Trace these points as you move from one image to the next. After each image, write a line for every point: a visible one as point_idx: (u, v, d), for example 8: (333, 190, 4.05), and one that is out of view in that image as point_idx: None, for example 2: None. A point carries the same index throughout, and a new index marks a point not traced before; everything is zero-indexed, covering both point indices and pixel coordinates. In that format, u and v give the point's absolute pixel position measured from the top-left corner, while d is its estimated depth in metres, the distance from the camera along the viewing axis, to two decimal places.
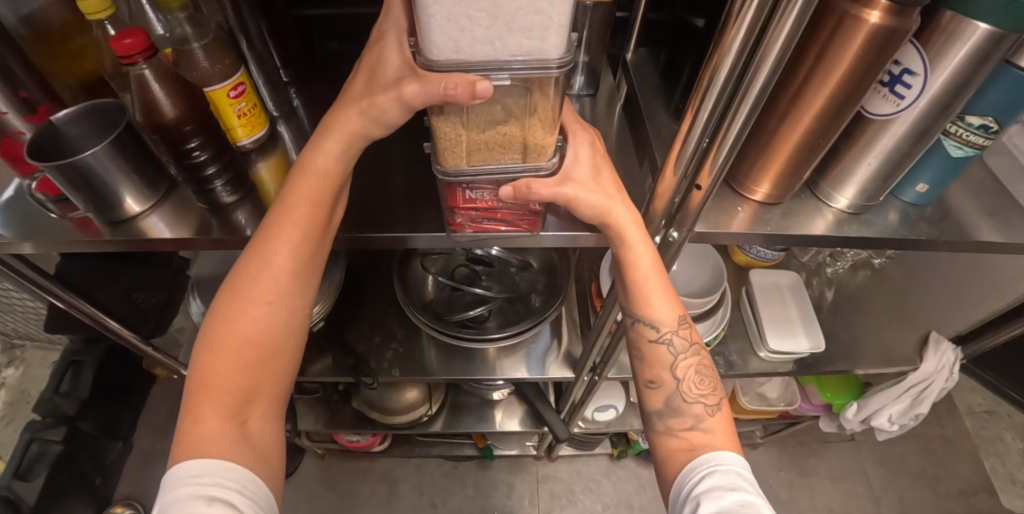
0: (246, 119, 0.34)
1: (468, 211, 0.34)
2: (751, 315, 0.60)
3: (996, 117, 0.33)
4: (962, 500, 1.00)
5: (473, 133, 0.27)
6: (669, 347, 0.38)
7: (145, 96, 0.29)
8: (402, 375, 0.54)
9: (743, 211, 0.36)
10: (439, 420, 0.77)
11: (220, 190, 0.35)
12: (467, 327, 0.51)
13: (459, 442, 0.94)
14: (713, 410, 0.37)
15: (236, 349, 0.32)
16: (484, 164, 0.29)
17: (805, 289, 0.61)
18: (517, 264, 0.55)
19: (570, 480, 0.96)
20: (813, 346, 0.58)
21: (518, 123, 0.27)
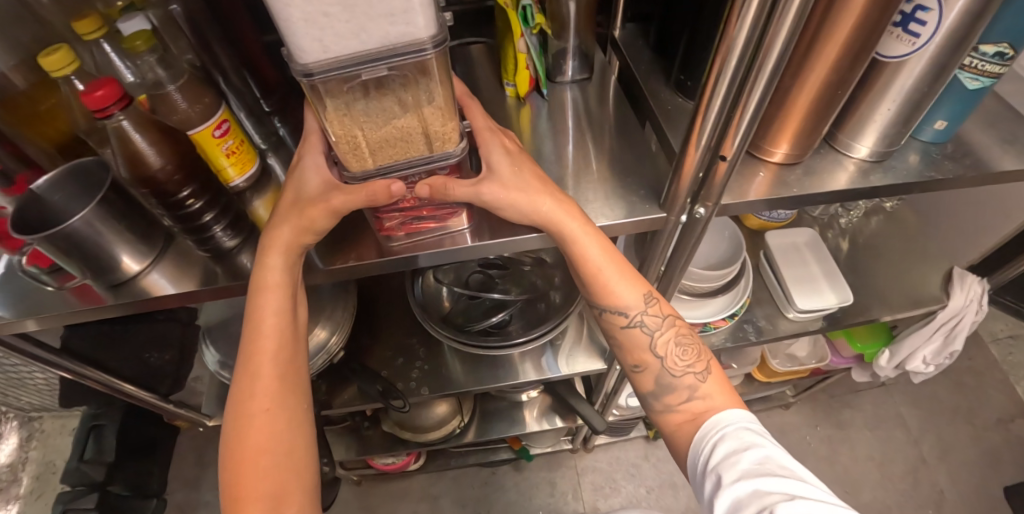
0: (236, 156, 0.32)
1: (393, 216, 0.33)
2: (773, 275, 0.58)
3: (1013, 42, 0.31)
4: (1001, 428, 0.99)
5: (369, 131, 0.27)
6: (643, 328, 0.37)
7: (127, 148, 0.28)
8: (431, 393, 0.52)
9: (764, 175, 0.35)
10: (471, 430, 0.76)
11: (220, 236, 0.34)
12: (490, 335, 0.49)
13: (493, 448, 0.93)
14: (703, 375, 0.37)
15: (252, 462, 0.32)
16: (392, 161, 0.29)
17: (824, 245, 0.60)
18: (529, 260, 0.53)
19: (609, 468, 0.95)
20: (841, 300, 0.56)
21: (415, 114, 0.26)
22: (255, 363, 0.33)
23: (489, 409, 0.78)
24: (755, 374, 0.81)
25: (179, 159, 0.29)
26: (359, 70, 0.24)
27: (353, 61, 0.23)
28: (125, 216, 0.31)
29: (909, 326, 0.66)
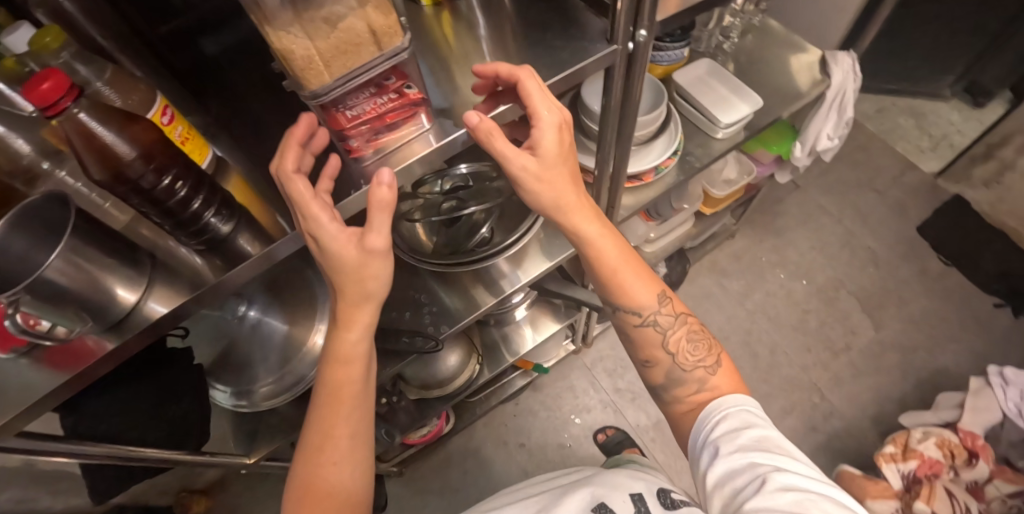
0: (191, 142, 0.31)
1: (358, 131, 0.33)
2: (694, 109, 0.64)
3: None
4: (897, 183, 1.17)
5: (320, 40, 0.26)
6: (654, 326, 0.43)
7: (94, 146, 0.25)
8: (450, 327, 0.54)
9: None
10: (486, 368, 0.79)
11: (216, 225, 0.32)
12: (479, 247, 0.55)
13: (509, 380, 0.96)
14: (712, 367, 0.42)
15: (323, 495, 0.36)
16: (347, 72, 0.28)
17: (722, 66, 0.67)
18: (488, 171, 0.58)
19: (614, 351, 1.01)
20: (755, 105, 0.63)
21: (359, 11, 0.26)
22: (335, 411, 0.37)
23: (493, 342, 0.80)
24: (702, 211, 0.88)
25: (154, 148, 0.27)
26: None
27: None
28: (105, 241, 0.30)
29: (806, 115, 0.75)
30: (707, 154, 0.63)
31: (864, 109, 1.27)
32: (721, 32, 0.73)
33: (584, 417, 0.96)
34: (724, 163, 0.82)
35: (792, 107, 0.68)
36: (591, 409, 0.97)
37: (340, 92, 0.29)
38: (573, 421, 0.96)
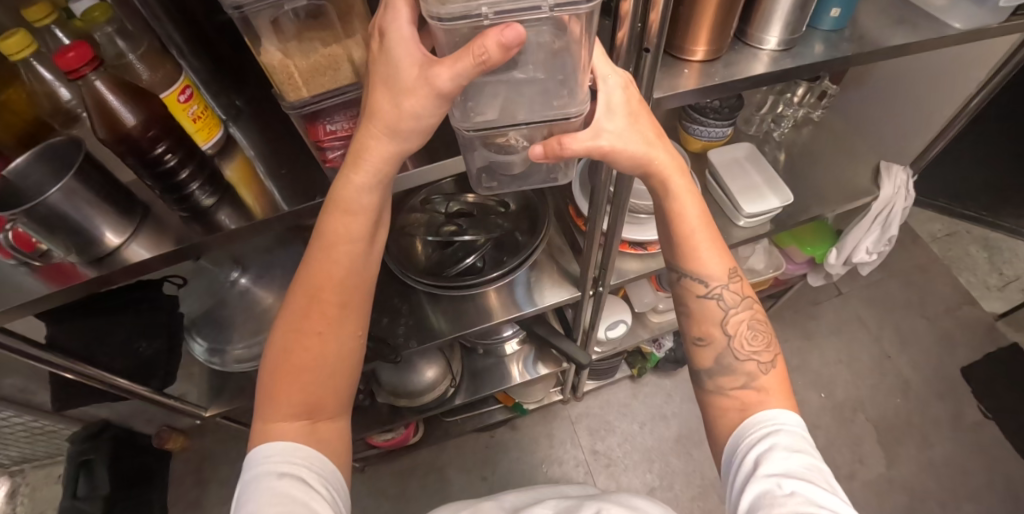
0: (199, 121, 0.48)
1: (332, 144, 0.46)
2: (722, 191, 0.87)
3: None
4: None
5: (298, 61, 0.38)
6: (718, 301, 0.58)
7: (102, 107, 0.40)
8: (418, 342, 0.77)
9: (688, 71, 0.54)
10: (464, 391, 1.08)
11: (199, 194, 0.51)
12: (468, 275, 0.73)
13: (491, 410, 1.27)
14: (765, 368, 0.56)
15: (292, 371, 0.50)
16: (321, 90, 0.41)
17: (758, 154, 0.90)
18: (495, 205, 0.79)
19: (602, 412, 1.32)
20: (783, 201, 0.84)
21: (339, 43, 0.39)
22: (311, 269, 0.51)
23: (479, 369, 1.10)
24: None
25: (143, 115, 0.41)
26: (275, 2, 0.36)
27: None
28: (100, 188, 0.47)
29: (853, 223, 0.98)
30: (728, 236, 0.85)
31: (874, 436, 1.30)
32: (774, 118, 0.99)
33: (552, 465, 1.26)
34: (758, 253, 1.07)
35: (837, 208, 0.90)
36: (561, 460, 1.26)
37: (313, 104, 0.42)
38: (542, 466, 1.26)
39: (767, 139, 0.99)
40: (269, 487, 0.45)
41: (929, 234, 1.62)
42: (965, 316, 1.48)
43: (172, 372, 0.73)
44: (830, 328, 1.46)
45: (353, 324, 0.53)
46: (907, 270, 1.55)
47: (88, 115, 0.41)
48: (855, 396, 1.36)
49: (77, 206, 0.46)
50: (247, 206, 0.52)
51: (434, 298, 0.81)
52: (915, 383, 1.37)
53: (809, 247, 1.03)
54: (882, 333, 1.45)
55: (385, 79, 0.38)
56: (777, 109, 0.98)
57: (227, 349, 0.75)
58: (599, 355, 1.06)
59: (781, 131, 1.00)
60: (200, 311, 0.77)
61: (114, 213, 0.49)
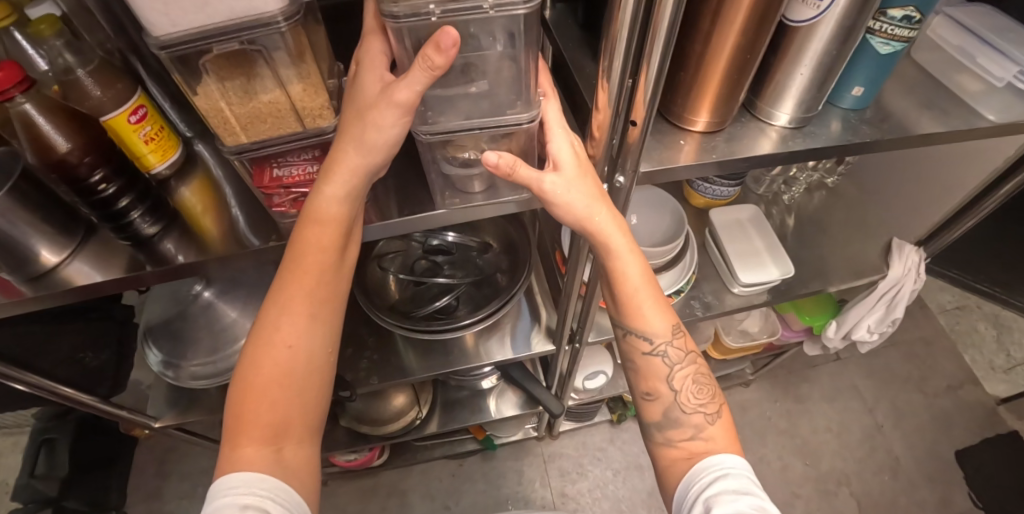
0: (151, 143, 0.45)
1: (278, 189, 0.43)
2: (719, 253, 0.82)
3: (915, 6, 0.47)
4: None
5: (234, 107, 0.35)
6: (663, 358, 0.53)
7: (31, 130, 0.40)
8: (381, 379, 0.74)
9: (687, 142, 0.50)
10: (434, 422, 1.04)
11: (141, 223, 0.48)
12: (439, 319, 0.70)
13: (462, 439, 1.24)
14: (713, 419, 0.51)
15: (254, 398, 0.43)
16: (263, 135, 0.38)
17: (763, 218, 0.85)
18: (477, 246, 0.75)
19: (576, 454, 1.28)
20: (783, 273, 0.79)
21: (283, 91, 0.36)
22: (278, 284, 0.44)
23: (451, 400, 1.06)
24: (712, 351, 1.12)
25: (77, 139, 0.42)
26: (205, 46, 0.32)
27: (204, 35, 0.31)
28: (36, 209, 0.44)
29: (857, 298, 0.93)
30: (720, 302, 0.80)
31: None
32: (783, 181, 0.96)
33: (518, 502, 1.22)
34: (752, 317, 1.05)
35: (842, 284, 0.85)
36: (528, 499, 1.22)
37: (254, 148, 0.39)
38: (507, 503, 1.22)
39: (773, 201, 0.96)
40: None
41: (937, 304, 1.56)
42: (966, 396, 1.41)
43: (120, 380, 0.73)
44: (823, 393, 1.41)
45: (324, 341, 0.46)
46: (910, 341, 1.49)
47: (21, 138, 0.41)
48: (840, 468, 1.31)
49: (14, 222, 0.42)
50: (199, 234, 0.49)
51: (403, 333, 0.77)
52: (905, 461, 1.31)
53: (808, 316, 0.99)
54: (876, 404, 1.39)
55: (354, 103, 0.37)
56: (789, 172, 0.94)
57: (181, 364, 0.71)
58: (576, 402, 1.03)
59: (791, 194, 0.97)
60: (159, 319, 0.74)
61: (52, 232, 0.47)
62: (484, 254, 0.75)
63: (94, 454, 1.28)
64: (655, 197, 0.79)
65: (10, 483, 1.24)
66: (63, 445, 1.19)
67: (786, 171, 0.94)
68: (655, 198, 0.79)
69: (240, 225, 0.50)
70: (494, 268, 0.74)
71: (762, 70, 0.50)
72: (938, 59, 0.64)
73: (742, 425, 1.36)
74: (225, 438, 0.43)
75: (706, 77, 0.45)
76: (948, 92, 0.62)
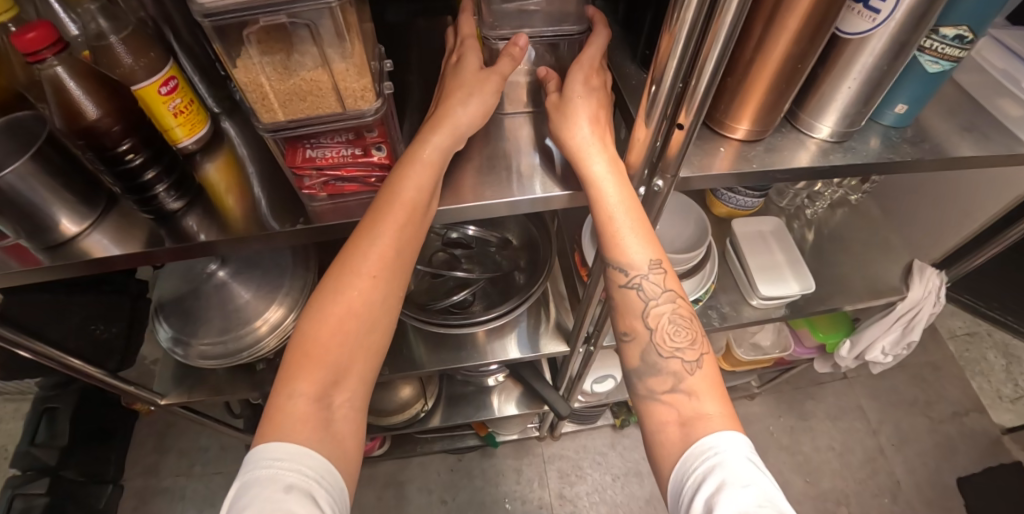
0: (181, 117, 0.45)
1: (310, 172, 0.43)
2: (740, 265, 0.81)
3: (970, 26, 0.46)
4: None
5: (276, 84, 0.35)
6: (640, 293, 0.48)
7: (62, 94, 0.39)
8: (393, 370, 0.73)
9: (725, 150, 0.49)
10: (437, 415, 1.03)
11: (166, 198, 0.47)
12: (455, 314, 0.69)
13: (463, 434, 1.23)
14: (692, 367, 0.47)
15: (322, 343, 0.42)
16: (301, 115, 0.37)
17: (786, 232, 0.84)
18: (496, 242, 0.74)
19: (576, 456, 1.27)
20: (803, 289, 0.78)
21: (327, 71, 0.35)
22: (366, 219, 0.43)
23: (456, 395, 1.06)
24: (722, 362, 1.12)
25: (106, 106, 0.40)
26: (254, 15, 0.32)
27: (252, 5, 0.31)
28: (60, 176, 0.43)
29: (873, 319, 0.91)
30: (738, 314, 0.79)
31: None
32: (807, 195, 0.95)
33: (516, 501, 1.21)
34: (765, 330, 1.05)
35: (855, 304, 0.83)
36: (526, 498, 1.21)
37: (292, 128, 0.38)
38: (505, 499, 1.21)
39: (794, 215, 0.95)
40: (270, 500, 0.35)
41: (949, 330, 1.54)
42: (971, 424, 1.39)
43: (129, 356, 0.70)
44: (828, 411, 1.40)
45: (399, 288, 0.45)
46: (919, 364, 1.48)
47: (48, 102, 0.40)
48: (840, 488, 1.30)
49: (36, 191, 0.42)
50: (223, 214, 0.48)
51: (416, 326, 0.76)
52: (906, 485, 1.30)
53: (822, 334, 0.97)
54: (880, 425, 1.38)
55: (450, 81, 0.45)
56: (814, 187, 0.93)
57: (191, 342, 0.71)
58: (582, 404, 1.03)
59: (814, 208, 0.96)
60: (172, 295, 0.74)
61: (74, 200, 0.45)
62: (503, 251, 0.74)
63: (95, 425, 1.28)
64: (683, 206, 0.78)
65: None
66: (65, 415, 1.19)
67: (812, 186, 0.94)
68: (681, 207, 0.78)
69: (262, 209, 0.49)
70: (511, 265, 0.73)
71: (806, 81, 0.49)
72: (980, 81, 0.63)
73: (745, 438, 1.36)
74: (282, 375, 0.42)
75: (751, 84, 0.44)
76: (989, 115, 0.60)
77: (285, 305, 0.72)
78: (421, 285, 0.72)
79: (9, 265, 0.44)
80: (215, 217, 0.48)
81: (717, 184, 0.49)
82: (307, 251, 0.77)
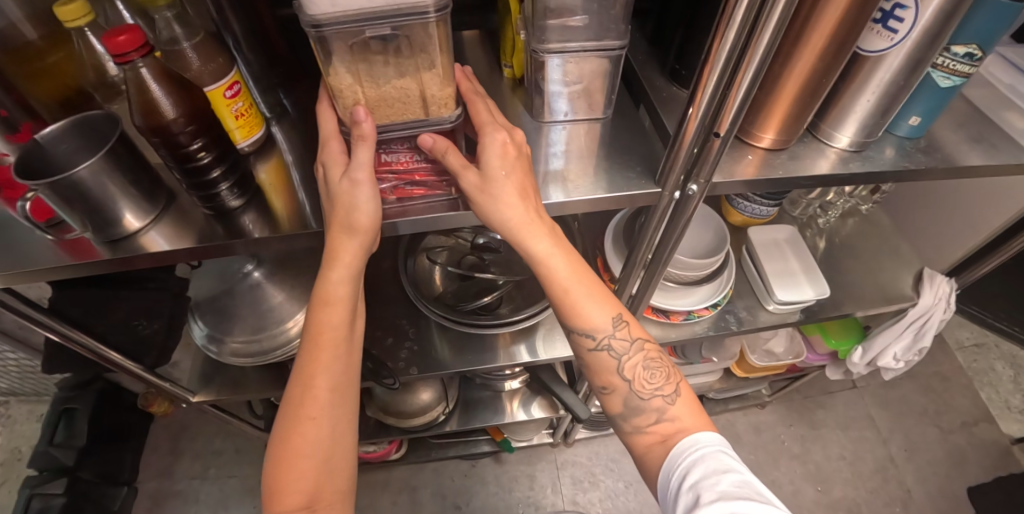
0: (242, 119, 0.50)
1: (387, 176, 0.46)
2: (756, 271, 0.84)
3: (978, 44, 0.49)
4: None
5: (368, 90, 0.39)
6: (609, 351, 0.52)
7: (144, 95, 0.41)
8: (420, 370, 0.75)
9: (752, 157, 0.52)
10: (455, 419, 1.05)
11: (226, 195, 0.50)
12: (484, 315, 0.72)
13: (478, 439, 1.25)
14: (672, 399, 0.52)
15: (297, 443, 0.46)
16: (385, 119, 0.41)
17: (799, 239, 0.87)
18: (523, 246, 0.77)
19: (588, 463, 1.28)
20: (818, 294, 0.80)
21: (415, 78, 0.39)
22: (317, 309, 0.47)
23: (473, 399, 1.07)
24: (735, 369, 1.14)
25: (182, 108, 0.42)
26: (359, 27, 0.35)
27: (360, 17, 0.34)
28: (128, 173, 0.46)
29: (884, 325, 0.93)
30: (755, 319, 0.81)
31: None
32: (821, 205, 0.97)
33: (529, 506, 1.22)
34: (777, 337, 1.07)
35: (867, 310, 0.86)
36: (539, 504, 1.22)
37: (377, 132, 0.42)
38: (519, 505, 1.22)
39: (806, 223, 0.98)
40: None
41: (956, 341, 1.56)
42: (981, 434, 1.40)
43: (166, 353, 0.73)
44: (838, 420, 1.41)
45: (357, 351, 0.50)
46: (927, 374, 1.49)
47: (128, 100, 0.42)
48: (851, 497, 1.30)
49: (102, 187, 0.44)
50: (273, 213, 0.51)
51: (443, 327, 0.79)
52: (917, 494, 1.31)
53: (834, 340, 0.99)
54: (890, 435, 1.39)
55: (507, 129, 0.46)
56: (827, 197, 0.96)
57: (225, 340, 0.73)
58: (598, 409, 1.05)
59: (826, 218, 0.99)
60: (206, 295, 0.76)
61: (138, 197, 0.48)
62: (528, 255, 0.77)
63: (113, 427, 1.29)
64: (702, 214, 0.80)
65: (25, 450, 1.25)
66: (84, 415, 1.21)
67: (825, 195, 0.96)
68: (700, 215, 0.80)
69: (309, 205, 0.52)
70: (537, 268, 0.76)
71: (827, 94, 0.52)
72: (987, 95, 0.66)
73: (756, 447, 1.37)
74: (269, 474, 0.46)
75: (779, 97, 0.47)
76: (997, 128, 0.63)
77: None
78: (450, 287, 0.75)
79: (64, 258, 0.47)
80: (264, 210, 0.51)
81: (744, 189, 0.52)
82: None
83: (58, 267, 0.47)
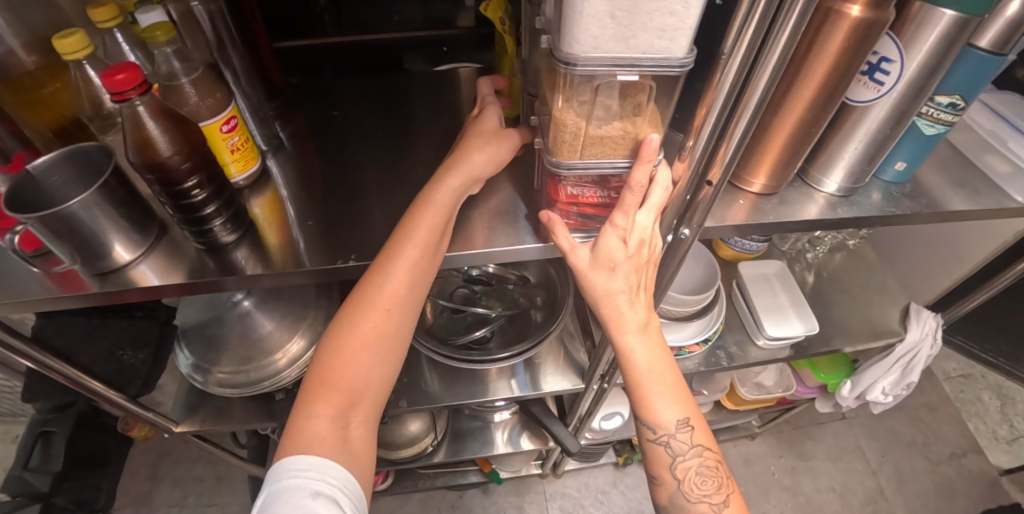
0: (236, 153, 0.50)
1: (568, 206, 0.48)
2: (746, 306, 0.85)
3: (961, 95, 0.50)
4: None
5: (592, 129, 0.40)
6: (666, 448, 0.52)
7: (140, 131, 0.41)
8: (409, 402, 0.74)
9: (743, 202, 0.53)
10: (443, 450, 1.03)
11: (220, 231, 0.50)
12: (475, 350, 0.71)
13: (466, 469, 1.23)
14: (718, 509, 0.51)
15: (333, 379, 0.46)
16: (592, 156, 0.42)
17: (789, 274, 0.88)
18: (515, 280, 0.77)
19: (578, 495, 1.26)
20: (807, 329, 0.81)
21: (631, 121, 0.40)
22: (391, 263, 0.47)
23: (463, 430, 1.06)
24: (725, 401, 1.14)
25: (179, 144, 0.42)
26: (607, 72, 0.35)
27: (611, 65, 0.34)
28: (120, 206, 0.45)
29: (872, 361, 0.94)
30: (745, 355, 0.82)
31: None
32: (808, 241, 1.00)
33: None
34: (767, 371, 1.08)
35: (856, 345, 0.86)
36: None
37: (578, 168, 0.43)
38: None
39: (794, 257, 1.00)
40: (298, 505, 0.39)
41: (943, 371, 1.57)
42: (970, 465, 1.41)
43: (151, 382, 0.70)
44: (827, 452, 1.41)
45: (412, 315, 0.50)
46: (915, 405, 1.50)
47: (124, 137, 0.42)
48: None
49: (96, 219, 0.44)
50: (266, 248, 0.51)
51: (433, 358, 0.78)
52: None
53: (823, 374, 1.00)
54: (878, 467, 1.39)
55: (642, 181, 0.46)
56: (813, 234, 0.98)
57: (211, 370, 0.72)
58: (588, 441, 1.04)
59: (814, 253, 1.00)
60: (194, 322, 0.75)
61: (130, 230, 0.48)
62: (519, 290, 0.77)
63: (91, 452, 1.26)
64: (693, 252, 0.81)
65: None
66: (61, 438, 1.12)
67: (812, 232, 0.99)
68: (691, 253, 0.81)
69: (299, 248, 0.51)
70: (528, 302, 0.76)
71: (815, 141, 0.54)
72: (969, 139, 0.68)
73: (746, 478, 1.36)
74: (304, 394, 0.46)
75: (769, 145, 0.48)
76: (979, 172, 0.65)
77: (307, 337, 0.74)
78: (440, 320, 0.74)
79: (53, 291, 0.46)
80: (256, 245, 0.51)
81: (735, 231, 0.52)
82: (333, 286, 0.80)
83: (45, 299, 0.46)
